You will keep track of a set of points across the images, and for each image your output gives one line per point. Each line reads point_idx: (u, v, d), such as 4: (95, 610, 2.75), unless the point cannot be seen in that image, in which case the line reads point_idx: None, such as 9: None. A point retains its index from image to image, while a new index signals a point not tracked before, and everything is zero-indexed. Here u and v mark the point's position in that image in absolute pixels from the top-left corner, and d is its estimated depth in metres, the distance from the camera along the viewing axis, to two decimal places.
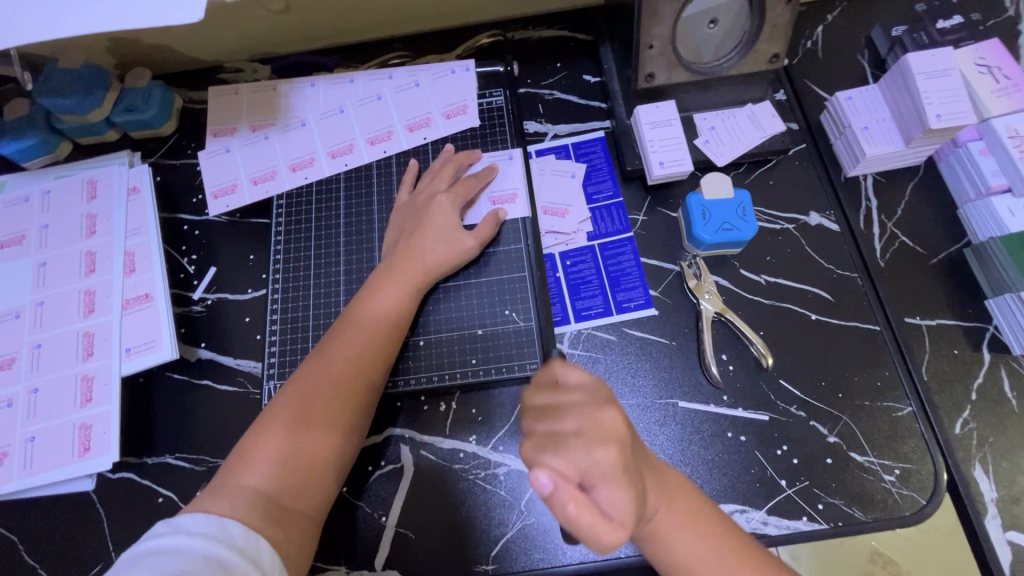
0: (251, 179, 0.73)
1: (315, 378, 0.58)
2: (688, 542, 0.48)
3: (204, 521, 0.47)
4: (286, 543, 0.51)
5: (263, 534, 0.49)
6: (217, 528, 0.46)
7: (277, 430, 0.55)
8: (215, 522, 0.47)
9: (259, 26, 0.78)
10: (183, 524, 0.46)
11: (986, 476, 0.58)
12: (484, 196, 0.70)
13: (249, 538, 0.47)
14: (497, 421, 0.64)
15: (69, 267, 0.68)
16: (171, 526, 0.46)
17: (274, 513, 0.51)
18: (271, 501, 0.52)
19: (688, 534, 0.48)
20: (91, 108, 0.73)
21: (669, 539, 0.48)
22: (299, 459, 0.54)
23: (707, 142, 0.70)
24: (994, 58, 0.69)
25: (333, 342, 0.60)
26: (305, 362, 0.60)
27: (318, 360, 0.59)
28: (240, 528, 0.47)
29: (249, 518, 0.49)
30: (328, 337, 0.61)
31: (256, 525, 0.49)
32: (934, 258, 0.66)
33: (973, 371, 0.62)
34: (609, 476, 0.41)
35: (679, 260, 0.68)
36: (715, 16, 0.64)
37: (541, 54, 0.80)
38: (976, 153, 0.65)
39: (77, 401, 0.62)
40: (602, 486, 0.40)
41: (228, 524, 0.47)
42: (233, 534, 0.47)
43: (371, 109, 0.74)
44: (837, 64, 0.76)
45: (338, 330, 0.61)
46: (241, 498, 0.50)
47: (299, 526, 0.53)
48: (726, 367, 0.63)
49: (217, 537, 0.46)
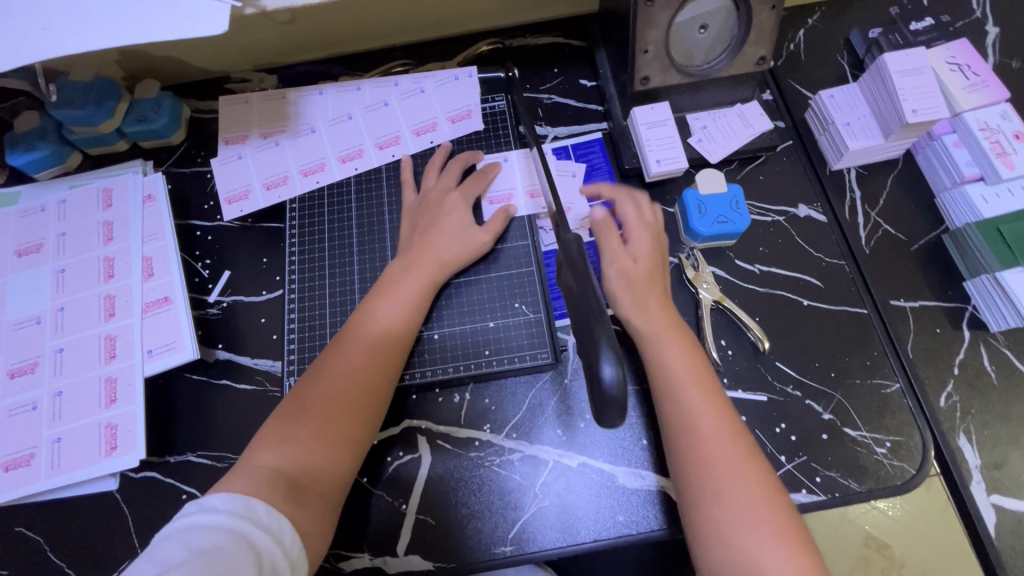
0: (264, 184, 0.75)
1: (338, 358, 0.61)
2: (694, 387, 0.57)
3: (229, 500, 0.49)
4: (305, 521, 0.53)
5: (283, 512, 0.52)
6: (242, 506, 0.49)
7: (298, 406, 0.58)
8: (240, 501, 0.49)
9: (265, 37, 0.81)
10: (211, 503, 0.49)
11: (971, 445, 0.62)
12: (522, 190, 0.73)
13: (272, 516, 0.50)
14: (510, 410, 0.66)
15: (88, 272, 0.70)
16: (199, 505, 0.48)
17: (293, 494, 0.53)
18: (289, 481, 0.54)
19: (694, 382, 0.57)
20: (103, 119, 0.75)
21: (679, 374, 0.57)
22: (314, 445, 0.57)
23: (700, 141, 0.74)
24: (963, 56, 0.74)
25: (355, 327, 0.63)
26: (330, 346, 0.63)
27: (342, 343, 0.62)
28: (263, 507, 0.50)
29: (270, 498, 0.52)
30: (350, 321, 0.65)
31: (278, 504, 0.52)
32: (914, 244, 0.71)
33: (954, 347, 0.66)
34: (649, 250, 0.64)
35: (677, 253, 0.72)
36: (706, 22, 0.68)
37: (539, 60, 0.84)
38: (950, 145, 0.70)
39: (101, 401, 0.64)
40: (636, 237, 0.65)
41: (253, 503, 0.50)
42: (257, 511, 0.50)
43: (379, 115, 0.77)
44: (819, 66, 0.80)
45: (360, 313, 0.65)
46: (262, 478, 0.53)
47: (315, 506, 0.55)
48: (725, 351, 0.67)
49: (243, 515, 0.48)
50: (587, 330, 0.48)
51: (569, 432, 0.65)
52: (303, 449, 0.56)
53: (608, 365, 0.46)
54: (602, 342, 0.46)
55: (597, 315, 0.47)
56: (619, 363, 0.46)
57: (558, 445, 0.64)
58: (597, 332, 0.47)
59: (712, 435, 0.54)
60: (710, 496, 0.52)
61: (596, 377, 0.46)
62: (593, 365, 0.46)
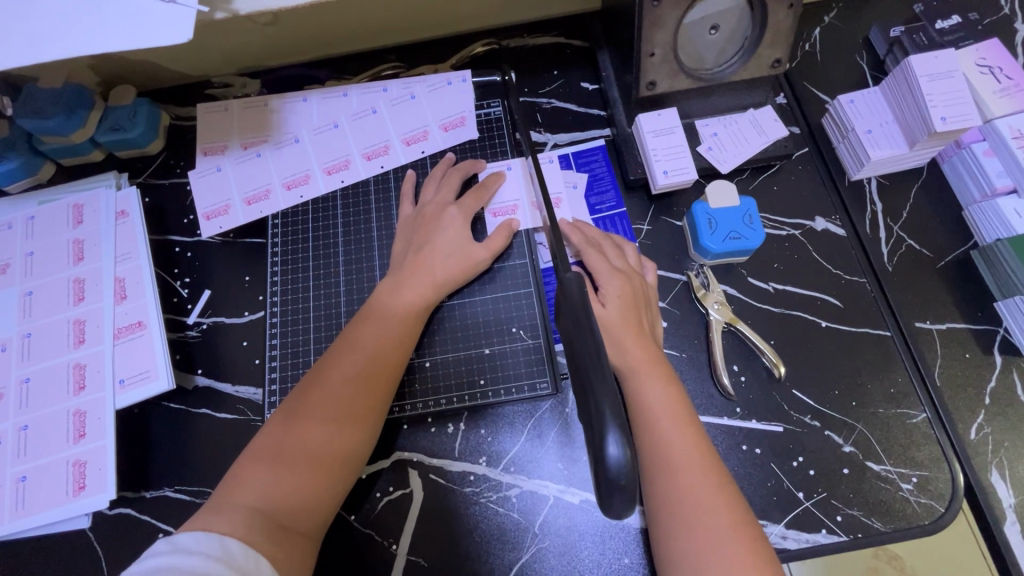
0: (244, 199, 0.70)
1: (326, 379, 0.56)
2: (671, 429, 0.53)
3: (203, 539, 0.45)
4: (287, 561, 0.49)
5: (263, 553, 0.47)
6: (217, 546, 0.45)
7: (281, 431, 0.54)
8: (215, 540, 0.45)
9: (246, 39, 0.76)
10: (183, 542, 0.44)
11: (1003, 481, 0.58)
12: (528, 202, 0.68)
13: (250, 557, 0.45)
14: (507, 442, 0.62)
15: (56, 296, 0.65)
16: (171, 544, 0.44)
17: (274, 532, 0.49)
18: (270, 519, 0.49)
19: (671, 423, 0.53)
20: (73, 129, 0.70)
21: (655, 417, 0.54)
22: (296, 479, 0.52)
23: (710, 149, 0.69)
24: (994, 58, 0.69)
25: (346, 344, 0.59)
26: (318, 364, 0.58)
27: (330, 363, 0.58)
28: (239, 545, 0.46)
29: (250, 536, 0.47)
30: (342, 337, 0.60)
31: (257, 543, 0.47)
32: (941, 261, 0.66)
33: (985, 374, 0.61)
34: (621, 296, 0.59)
35: (686, 270, 0.67)
36: (717, 22, 0.63)
37: (538, 62, 0.79)
38: (980, 154, 0.65)
39: (70, 436, 0.60)
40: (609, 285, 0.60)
41: (228, 542, 0.45)
42: (233, 552, 0.45)
43: (366, 123, 0.72)
44: (836, 67, 0.75)
45: (352, 330, 0.60)
46: (241, 513, 0.49)
47: (297, 544, 0.50)
48: (738, 378, 0.62)
49: (217, 557, 0.44)
50: (585, 394, 0.39)
51: (572, 466, 0.61)
52: (284, 482, 0.51)
53: (615, 441, 0.36)
54: (606, 412, 0.37)
55: (600, 376, 0.39)
56: (628, 442, 0.36)
57: (559, 480, 0.60)
58: (599, 398, 0.38)
59: (696, 489, 0.50)
60: (689, 549, 0.48)
61: (600, 456, 0.37)
62: (596, 443, 0.37)
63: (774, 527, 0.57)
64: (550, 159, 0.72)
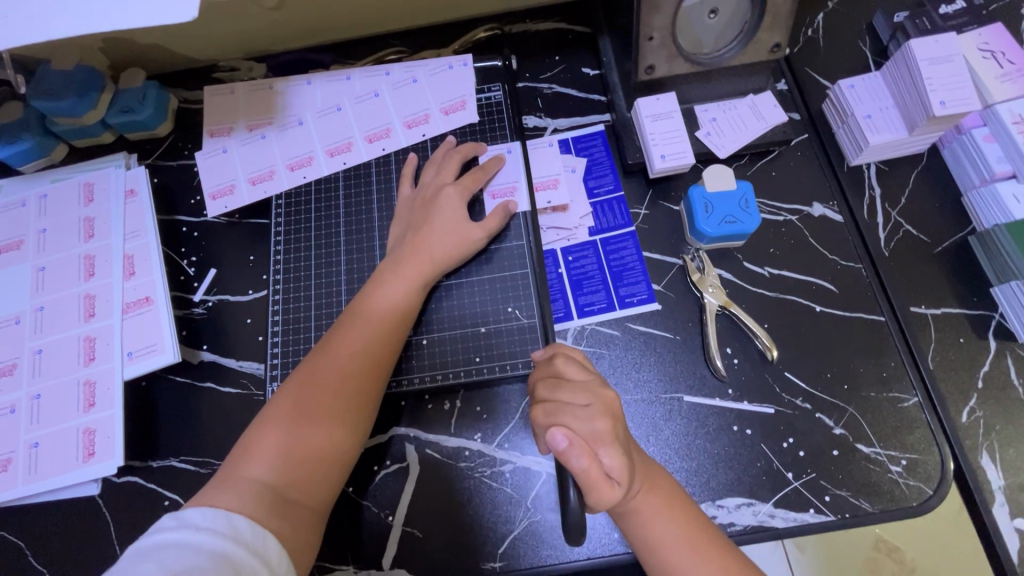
0: (249, 179, 0.72)
1: (322, 363, 0.58)
2: (666, 527, 0.50)
3: (211, 515, 0.46)
4: (292, 536, 0.50)
5: (269, 530, 0.48)
6: (225, 523, 0.46)
7: (280, 416, 0.55)
8: (223, 517, 0.46)
9: (253, 24, 0.77)
10: (191, 518, 0.45)
11: (993, 465, 0.58)
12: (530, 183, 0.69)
13: (256, 534, 0.47)
14: (502, 418, 0.63)
15: (68, 271, 0.67)
16: (178, 519, 0.45)
17: (280, 507, 0.50)
18: (276, 494, 0.51)
19: (666, 520, 0.50)
20: (85, 111, 0.72)
21: (651, 520, 0.50)
22: (297, 461, 0.53)
23: (708, 134, 0.70)
24: (997, 42, 0.69)
25: (343, 327, 0.60)
26: (316, 348, 0.60)
27: (325, 347, 0.59)
28: (247, 523, 0.47)
29: (256, 512, 0.49)
30: (340, 321, 0.61)
31: (263, 520, 0.49)
32: (938, 246, 0.66)
33: (979, 359, 0.61)
34: (607, 439, 0.49)
35: (681, 254, 0.68)
36: (716, 6, 0.63)
37: (539, 48, 0.79)
38: (980, 139, 0.65)
39: (80, 406, 0.62)
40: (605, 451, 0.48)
41: (235, 519, 0.47)
42: (240, 529, 0.46)
43: (368, 106, 0.73)
44: (838, 53, 0.75)
45: (350, 313, 0.61)
46: (249, 491, 0.50)
47: (304, 518, 0.52)
48: (731, 360, 0.63)
49: (224, 533, 0.45)
50: None
51: None
52: (286, 463, 0.53)
53: None
54: None
55: None
56: None
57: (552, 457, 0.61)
58: None
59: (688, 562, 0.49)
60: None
61: None
62: None
63: (762, 506, 0.58)
64: (563, 144, 0.74)
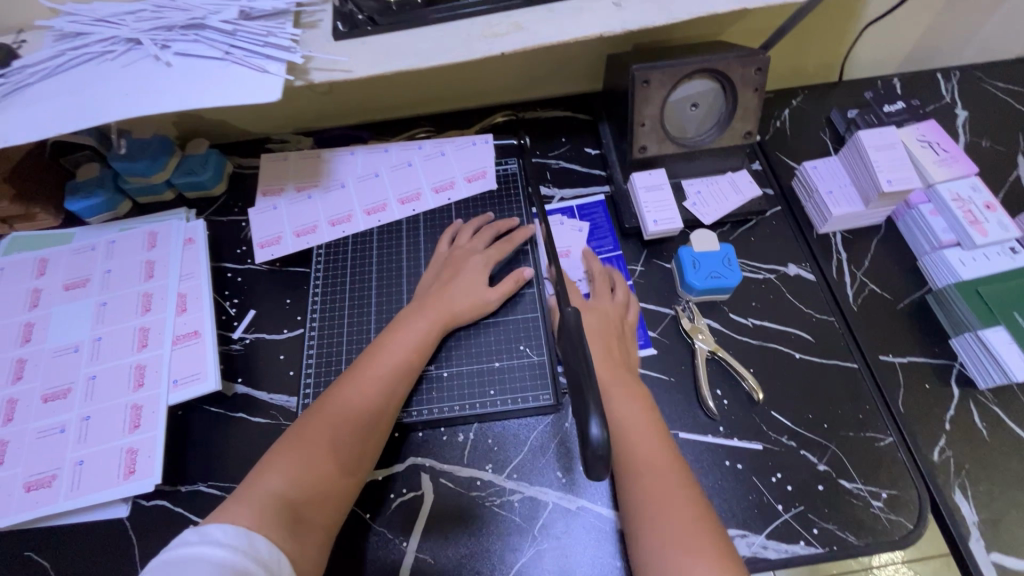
0: (294, 232, 0.82)
1: (347, 392, 0.63)
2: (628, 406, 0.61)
3: (233, 533, 0.49)
4: (300, 553, 0.53)
5: (282, 548, 0.51)
6: (245, 541, 0.49)
7: (302, 439, 0.59)
8: (244, 536, 0.49)
9: (307, 105, 0.92)
10: (214, 534, 0.48)
11: (966, 501, 0.63)
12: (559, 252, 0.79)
13: (272, 553, 0.50)
14: (511, 451, 0.68)
15: (126, 306, 0.75)
16: (200, 534, 0.48)
17: (293, 523, 0.54)
18: (291, 511, 0.55)
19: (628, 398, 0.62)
20: (155, 172, 0.84)
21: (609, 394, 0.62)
22: (314, 482, 0.57)
23: (694, 204, 0.81)
24: (933, 135, 0.81)
25: (366, 361, 0.67)
26: (340, 378, 0.66)
27: (352, 378, 0.65)
28: (266, 543, 0.50)
29: (270, 530, 0.52)
30: (364, 355, 0.68)
31: (276, 537, 0.52)
32: (900, 303, 0.75)
33: (945, 403, 0.68)
34: None
35: (674, 305, 0.76)
36: (697, 101, 0.76)
37: (548, 130, 0.93)
38: (927, 213, 0.76)
39: (125, 427, 0.67)
40: None
41: (255, 539, 0.50)
42: (259, 549, 0.49)
43: (402, 174, 0.85)
44: (803, 141, 0.88)
45: (373, 350, 0.68)
46: (268, 506, 0.54)
47: (314, 538, 0.55)
48: (722, 401, 0.69)
49: (243, 550, 0.48)
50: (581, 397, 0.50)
51: (569, 475, 0.67)
52: (302, 481, 0.57)
53: (596, 424, 0.47)
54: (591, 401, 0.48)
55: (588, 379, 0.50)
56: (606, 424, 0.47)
57: (558, 487, 0.66)
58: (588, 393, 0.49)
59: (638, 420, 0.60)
60: (657, 545, 0.52)
61: (585, 434, 0.48)
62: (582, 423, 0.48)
63: (755, 538, 0.61)
64: (575, 210, 0.84)
